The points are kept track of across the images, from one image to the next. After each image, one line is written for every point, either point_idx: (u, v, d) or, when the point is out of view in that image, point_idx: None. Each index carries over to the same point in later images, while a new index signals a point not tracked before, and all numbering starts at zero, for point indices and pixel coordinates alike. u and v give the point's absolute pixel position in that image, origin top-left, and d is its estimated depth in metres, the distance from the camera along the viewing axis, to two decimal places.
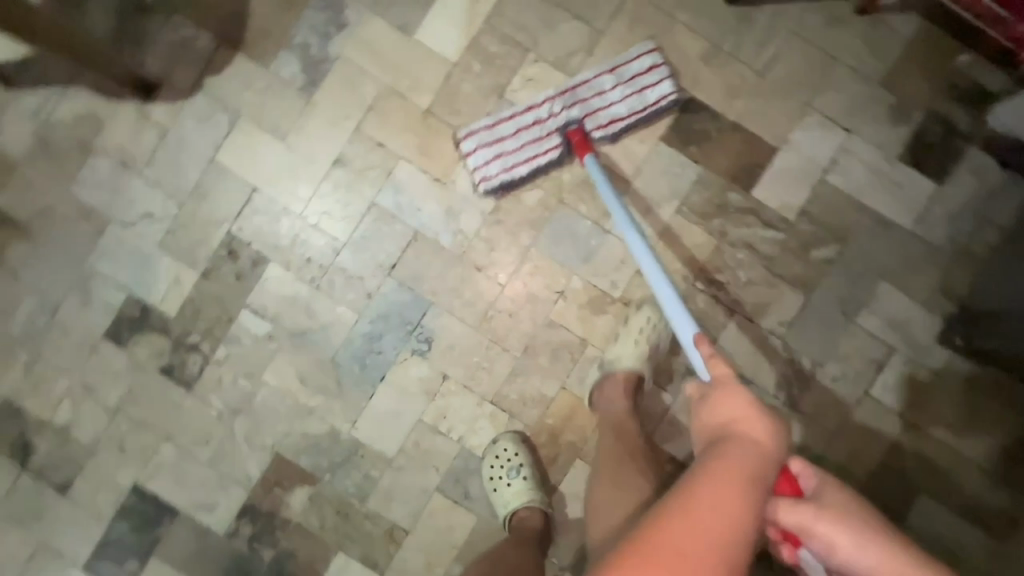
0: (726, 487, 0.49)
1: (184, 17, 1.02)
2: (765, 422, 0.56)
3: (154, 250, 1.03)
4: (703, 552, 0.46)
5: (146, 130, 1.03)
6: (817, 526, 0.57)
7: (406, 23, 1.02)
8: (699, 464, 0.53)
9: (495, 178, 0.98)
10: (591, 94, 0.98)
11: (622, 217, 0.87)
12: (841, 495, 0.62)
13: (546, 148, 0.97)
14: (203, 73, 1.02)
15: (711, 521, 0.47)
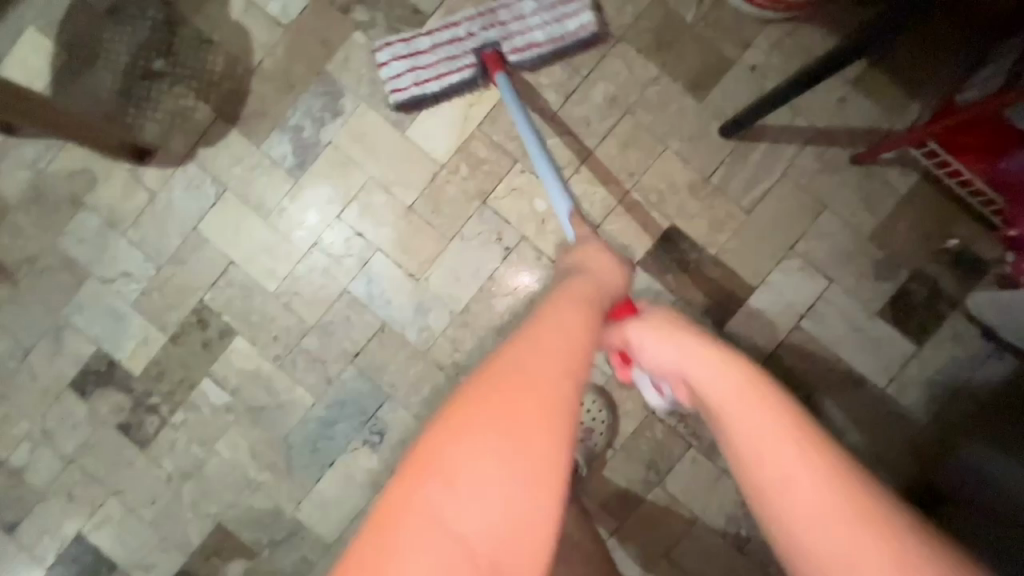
0: (558, 328, 0.50)
1: (186, 88, 1.04)
2: (611, 269, 0.66)
3: (128, 308, 1.06)
4: (542, 378, 0.46)
5: (136, 192, 1.05)
6: (644, 338, 0.60)
7: (400, 119, 1.03)
8: (539, 307, 0.55)
9: (407, 89, 0.97)
10: (510, 21, 0.96)
11: (524, 124, 0.87)
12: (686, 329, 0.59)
13: (460, 66, 0.95)
14: (196, 143, 1.04)
15: (542, 369, 0.47)
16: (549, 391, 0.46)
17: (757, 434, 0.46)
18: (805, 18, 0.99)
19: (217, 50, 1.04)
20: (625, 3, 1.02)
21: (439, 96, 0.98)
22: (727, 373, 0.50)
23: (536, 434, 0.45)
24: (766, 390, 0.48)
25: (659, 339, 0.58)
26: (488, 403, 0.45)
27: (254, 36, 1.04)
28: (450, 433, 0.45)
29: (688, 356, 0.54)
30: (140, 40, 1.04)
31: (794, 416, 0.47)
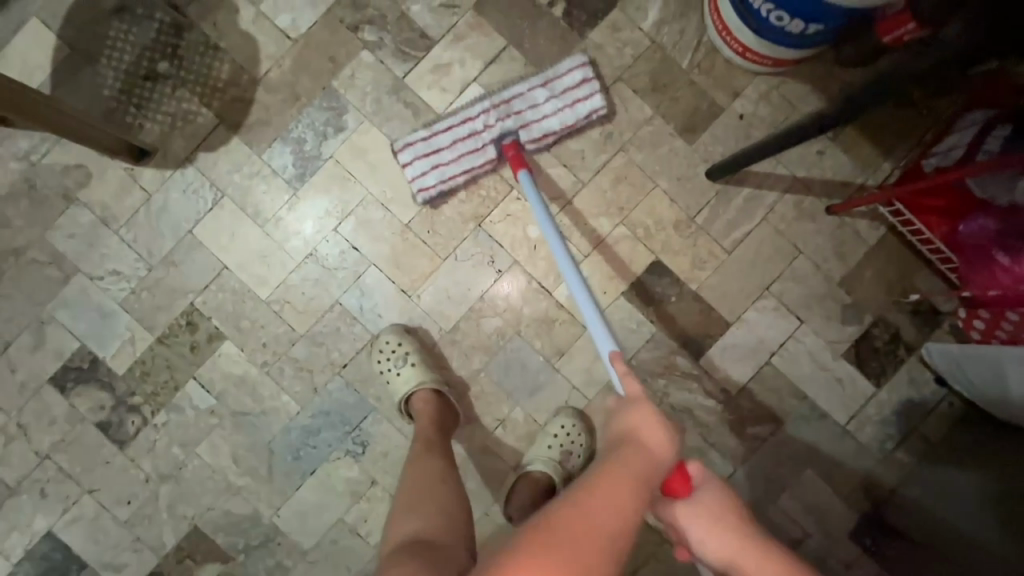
0: (614, 503, 0.55)
1: (189, 93, 1.05)
2: (665, 433, 0.63)
3: (116, 306, 1.05)
4: (592, 546, 0.51)
5: (132, 191, 1.05)
6: (698, 503, 0.65)
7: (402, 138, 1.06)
8: (595, 474, 0.58)
9: (432, 188, 1.03)
10: (525, 109, 1.01)
11: (556, 241, 0.87)
12: (723, 497, 0.66)
13: (482, 161, 1.02)
14: (196, 147, 1.05)
15: (602, 520, 0.53)
16: (596, 562, 0.51)
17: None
18: (791, 74, 1.06)
19: (223, 57, 1.05)
20: (624, 44, 1.06)
21: (462, 185, 1.04)
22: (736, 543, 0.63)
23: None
24: (772, 563, 0.62)
25: (700, 517, 0.64)
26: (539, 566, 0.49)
27: (261, 47, 1.05)
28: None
29: (702, 530, 0.64)
30: (145, 41, 1.05)
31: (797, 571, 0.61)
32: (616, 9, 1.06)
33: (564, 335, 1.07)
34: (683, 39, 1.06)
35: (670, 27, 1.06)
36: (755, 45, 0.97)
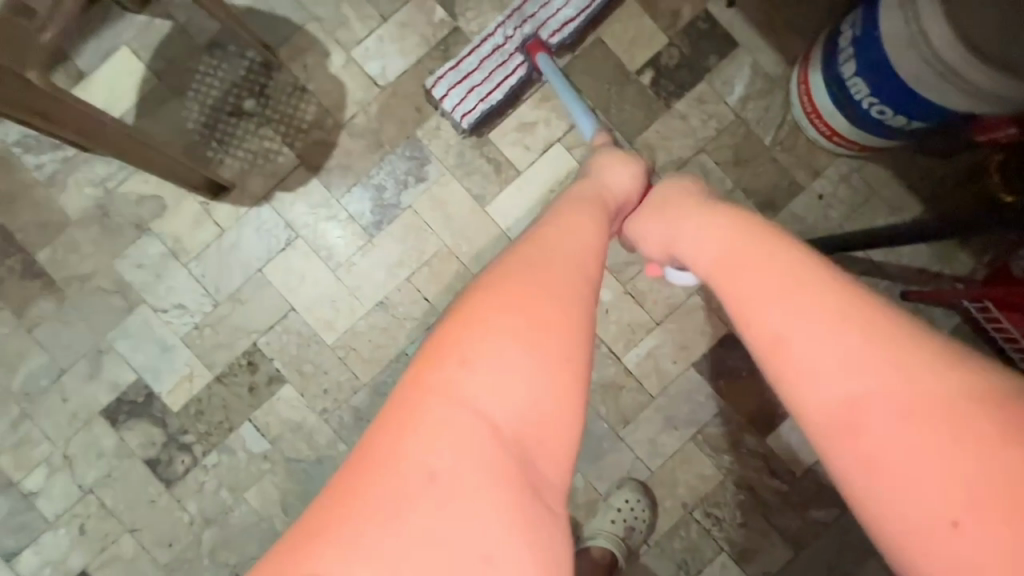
0: (576, 227, 0.51)
1: (273, 131, 1.05)
2: (623, 172, 0.67)
3: (177, 340, 1.03)
4: (558, 268, 0.45)
5: (205, 225, 1.04)
6: (678, 215, 0.57)
7: (482, 193, 1.06)
8: (557, 207, 0.56)
9: (473, 110, 1.00)
10: (539, 11, 1.01)
11: (558, 78, 0.94)
12: (698, 207, 0.56)
13: (515, 71, 1.00)
14: (274, 186, 1.04)
15: (560, 254, 0.47)
16: (558, 281, 0.44)
17: (787, 312, 0.40)
18: (873, 159, 1.06)
19: (309, 98, 1.05)
20: (709, 117, 1.07)
21: (501, 103, 1.02)
22: (783, 263, 0.42)
23: (554, 314, 0.42)
24: (793, 256, 0.42)
25: (690, 226, 0.54)
26: (515, 288, 0.43)
27: (348, 91, 1.05)
28: (477, 314, 0.42)
29: (676, 233, 0.55)
30: (233, 77, 1.05)
31: (787, 249, 0.43)
32: (703, 82, 1.07)
33: (630, 401, 1.06)
34: (767, 116, 1.07)
35: (755, 104, 1.07)
36: (846, 131, 0.97)
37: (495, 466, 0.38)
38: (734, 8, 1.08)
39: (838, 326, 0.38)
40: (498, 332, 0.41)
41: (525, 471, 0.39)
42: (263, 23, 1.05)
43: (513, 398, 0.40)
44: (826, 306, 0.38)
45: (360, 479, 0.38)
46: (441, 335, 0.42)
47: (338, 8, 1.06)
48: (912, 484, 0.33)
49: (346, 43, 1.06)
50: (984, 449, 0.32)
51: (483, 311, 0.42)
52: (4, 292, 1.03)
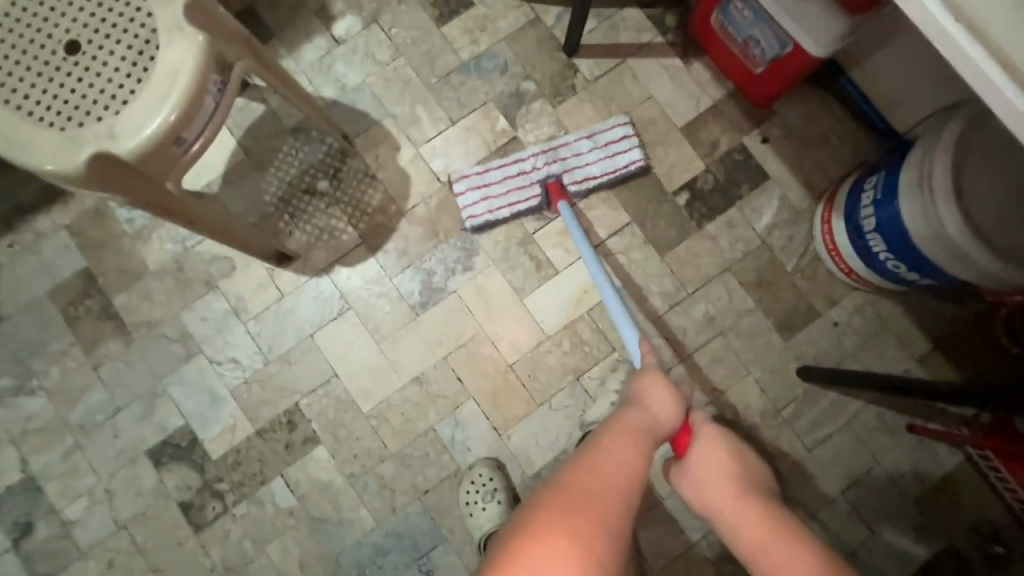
0: (622, 461, 0.67)
1: (341, 211, 1.16)
2: (670, 392, 0.77)
3: (227, 393, 1.11)
4: (597, 506, 0.62)
5: (268, 289, 1.13)
6: (707, 454, 0.75)
7: (522, 287, 1.15)
8: (599, 439, 0.71)
9: (479, 216, 1.12)
10: (570, 155, 1.13)
11: (586, 245, 1.01)
12: (732, 462, 0.74)
13: (529, 198, 1.12)
14: (334, 260, 1.14)
15: (606, 478, 0.65)
16: (598, 515, 0.62)
17: (783, 564, 0.60)
18: (887, 295, 1.14)
19: (377, 186, 1.17)
20: (737, 239, 1.17)
21: (508, 218, 1.13)
22: (795, 544, 0.62)
23: (593, 544, 0.59)
24: (759, 509, 0.67)
25: (716, 478, 0.73)
26: (564, 518, 0.61)
27: (412, 183, 1.17)
28: (536, 533, 0.59)
29: (714, 483, 0.72)
30: (312, 160, 1.17)
31: (787, 530, 0.64)
32: (734, 207, 1.17)
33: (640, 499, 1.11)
34: (792, 244, 1.16)
35: (781, 233, 1.16)
36: (863, 272, 1.05)
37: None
38: (767, 144, 1.19)
39: None
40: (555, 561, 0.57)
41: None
42: (345, 115, 1.18)
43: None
44: (805, 562, 0.59)
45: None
46: (516, 553, 0.58)
47: (412, 109, 1.19)
48: None
49: (416, 140, 1.18)
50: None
51: (541, 536, 0.59)
52: (78, 330, 1.12)
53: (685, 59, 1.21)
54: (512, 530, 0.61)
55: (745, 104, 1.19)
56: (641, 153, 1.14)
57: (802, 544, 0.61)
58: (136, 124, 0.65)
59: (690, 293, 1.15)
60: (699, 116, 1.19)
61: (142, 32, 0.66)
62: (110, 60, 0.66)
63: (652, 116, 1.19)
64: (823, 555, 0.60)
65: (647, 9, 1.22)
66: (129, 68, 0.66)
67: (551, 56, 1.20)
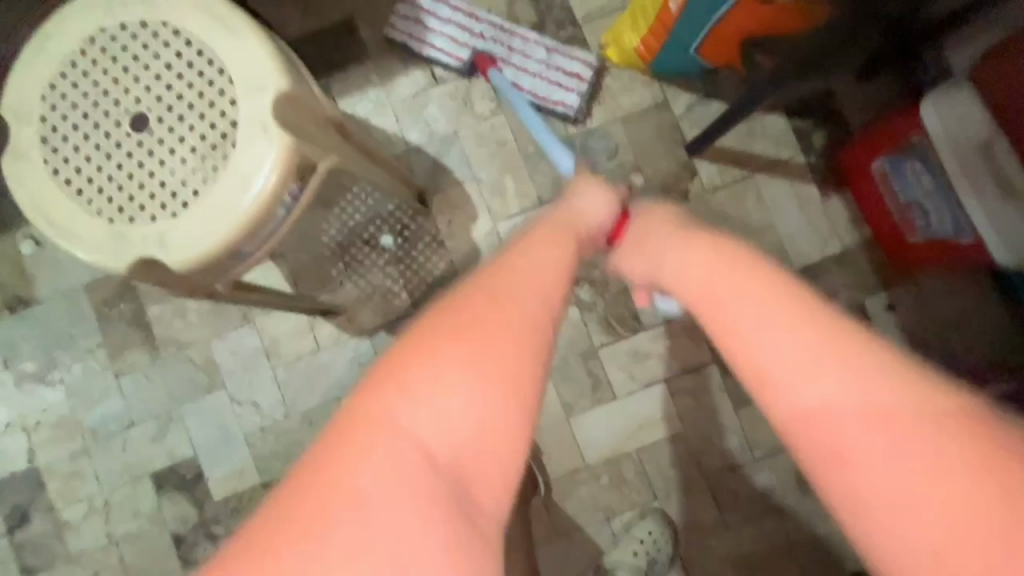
0: (545, 259, 0.51)
1: (398, 271, 1.06)
2: (597, 198, 0.65)
3: (241, 435, 1.05)
4: (502, 305, 0.45)
5: (305, 338, 1.05)
6: (653, 246, 0.58)
7: (572, 404, 1.04)
8: (527, 242, 0.54)
9: (403, 28, 1.04)
10: (518, 49, 1.03)
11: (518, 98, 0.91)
12: (687, 236, 0.55)
13: (453, 54, 1.04)
14: (379, 325, 1.06)
15: (527, 278, 0.48)
16: (504, 318, 0.45)
17: (751, 328, 0.43)
18: None
19: (443, 254, 1.06)
20: None
21: (422, 53, 1.05)
22: (803, 316, 0.42)
23: (497, 347, 0.43)
24: (729, 270, 0.48)
25: (667, 248, 0.56)
26: (458, 326, 0.43)
27: (481, 259, 1.06)
28: (428, 340, 0.43)
29: (677, 263, 0.53)
30: (379, 208, 1.06)
31: (788, 291, 0.44)
32: None
33: None
34: None
35: None
36: None
37: (431, 497, 0.40)
38: (891, 312, 1.01)
39: (853, 392, 0.39)
40: (447, 373, 0.42)
41: (456, 499, 0.40)
42: (426, 166, 1.06)
43: (463, 436, 0.41)
44: (797, 340, 0.41)
45: (302, 496, 0.39)
46: (393, 356, 0.43)
47: (499, 175, 1.06)
48: (902, 511, 0.36)
49: (495, 212, 1.06)
50: (910, 446, 0.37)
51: (427, 347, 0.42)
52: (107, 331, 1.07)
53: (824, 189, 1.03)
54: (400, 339, 0.45)
55: (878, 260, 1.02)
56: (574, 104, 1.03)
57: (807, 321, 0.42)
58: (196, 234, 0.54)
59: (755, 458, 1.02)
60: (820, 261, 1.03)
61: (222, 123, 0.55)
62: (177, 150, 0.55)
63: (767, 247, 1.03)
64: (862, 351, 0.40)
65: (795, 121, 1.03)
66: (196, 163, 0.55)
67: (669, 151, 1.04)
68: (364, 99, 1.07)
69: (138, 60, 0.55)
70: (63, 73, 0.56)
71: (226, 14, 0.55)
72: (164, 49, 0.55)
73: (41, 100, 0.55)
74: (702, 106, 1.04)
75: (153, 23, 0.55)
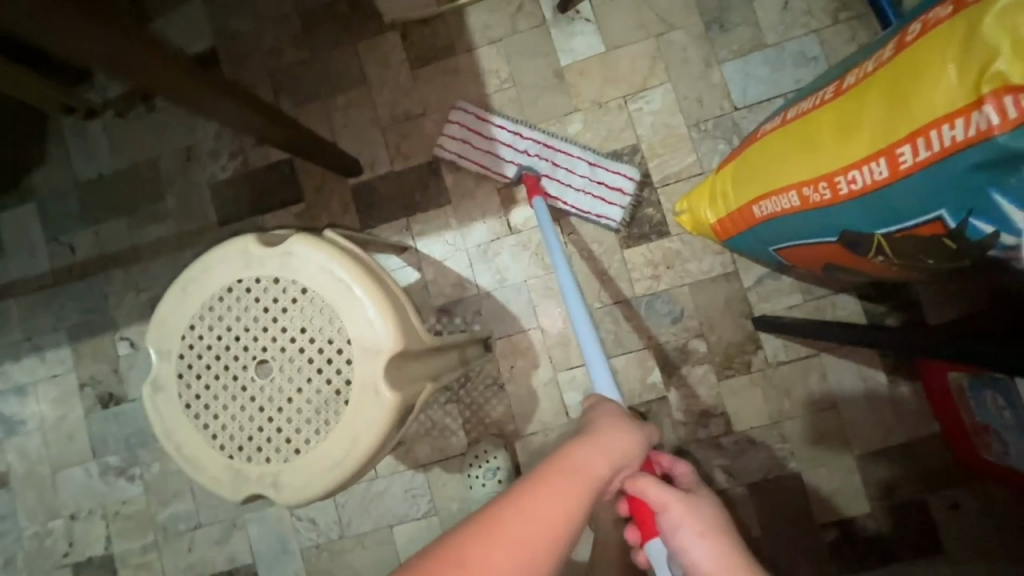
0: (562, 503, 0.47)
1: (457, 410, 1.09)
2: (626, 428, 0.61)
3: (298, 549, 1.11)
4: (536, 531, 0.45)
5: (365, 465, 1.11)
6: (678, 521, 0.61)
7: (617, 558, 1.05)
8: (547, 470, 0.50)
9: (450, 142, 1.11)
10: (562, 164, 1.07)
11: (556, 244, 0.88)
12: (714, 531, 0.60)
13: (502, 169, 1.09)
14: (435, 460, 1.09)
15: (544, 510, 0.46)
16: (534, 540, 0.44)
17: None
18: None
19: (503, 398, 1.09)
20: None
21: (472, 166, 1.11)
22: None
23: (530, 563, 0.42)
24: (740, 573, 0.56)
25: (699, 540, 0.60)
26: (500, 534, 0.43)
27: (538, 406, 1.08)
28: (472, 538, 0.42)
29: (702, 538, 0.60)
30: None
31: None
32: (886, 568, 0.99)
33: None
34: None
35: None
36: None
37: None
38: (955, 511, 0.98)
39: None
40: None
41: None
42: (493, 311, 1.10)
43: None
44: None
45: None
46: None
47: (564, 327, 1.09)
48: None
49: (556, 362, 1.09)
50: None
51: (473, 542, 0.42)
52: None
53: (892, 376, 1.01)
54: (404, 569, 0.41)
55: (947, 457, 0.99)
56: (618, 223, 1.07)
57: None
58: (305, 482, 0.60)
59: None
60: (882, 449, 1.01)
61: (336, 379, 0.60)
62: (294, 399, 0.60)
63: (827, 429, 1.02)
64: None
65: (869, 304, 1.02)
66: (312, 412, 0.60)
67: (734, 321, 1.05)
68: (441, 241, 1.12)
69: (267, 310, 0.61)
70: (201, 314, 0.62)
71: (349, 276, 0.61)
72: (291, 303, 0.61)
73: (181, 338, 0.62)
74: (773, 280, 1.04)
75: (284, 277, 0.61)
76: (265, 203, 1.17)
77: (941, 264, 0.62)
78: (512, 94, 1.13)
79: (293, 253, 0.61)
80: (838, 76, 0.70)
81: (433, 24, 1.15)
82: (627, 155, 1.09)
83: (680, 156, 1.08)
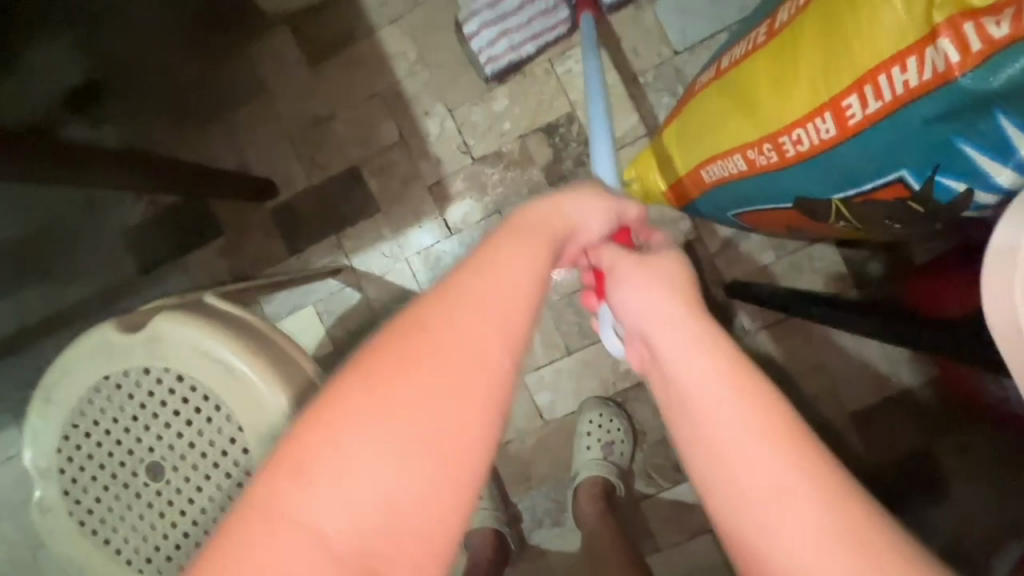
0: (472, 283, 0.33)
1: None
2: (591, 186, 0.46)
3: None
4: (448, 317, 0.32)
5: None
6: (624, 277, 0.42)
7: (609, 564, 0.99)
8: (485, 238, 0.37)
9: (501, 58, 0.96)
10: None
11: (588, 37, 0.82)
12: (686, 285, 0.41)
13: (552, 23, 0.95)
14: None
15: (455, 293, 0.33)
16: (419, 405, 0.30)
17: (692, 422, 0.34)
18: None
19: None
20: None
21: (532, 55, 0.97)
22: (758, 393, 0.33)
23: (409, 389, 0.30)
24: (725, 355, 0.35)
25: (667, 299, 0.39)
26: (407, 344, 0.31)
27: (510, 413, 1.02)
28: (365, 362, 0.31)
29: (673, 304, 0.39)
30: None
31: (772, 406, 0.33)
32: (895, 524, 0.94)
33: None
34: None
35: None
36: None
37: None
38: (960, 456, 0.92)
39: (819, 526, 0.29)
40: (345, 453, 0.28)
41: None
42: None
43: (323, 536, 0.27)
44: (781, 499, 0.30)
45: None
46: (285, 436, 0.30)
47: None
48: None
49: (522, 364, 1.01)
50: None
51: (316, 418, 0.29)
52: None
53: None
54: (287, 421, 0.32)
55: (947, 399, 0.92)
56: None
57: (779, 432, 0.32)
58: None
59: None
60: (876, 401, 0.95)
61: (236, 472, 0.53)
62: (194, 499, 0.53)
63: (816, 390, 0.96)
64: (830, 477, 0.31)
65: (848, 250, 0.92)
66: (216, 511, 0.53)
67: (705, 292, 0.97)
68: (377, 254, 1.03)
69: (145, 406, 0.54)
70: (74, 421, 0.54)
71: (229, 353, 0.53)
72: (170, 393, 0.53)
73: (58, 451, 0.54)
74: (740, 241, 0.95)
75: (155, 366, 0.53)
76: (182, 244, 1.07)
77: (911, 228, 0.52)
78: (426, 77, 1.00)
79: (160, 336, 0.53)
80: (771, 12, 0.58)
81: (324, 9, 1.01)
82: (563, 126, 0.98)
83: (622, 118, 0.97)
